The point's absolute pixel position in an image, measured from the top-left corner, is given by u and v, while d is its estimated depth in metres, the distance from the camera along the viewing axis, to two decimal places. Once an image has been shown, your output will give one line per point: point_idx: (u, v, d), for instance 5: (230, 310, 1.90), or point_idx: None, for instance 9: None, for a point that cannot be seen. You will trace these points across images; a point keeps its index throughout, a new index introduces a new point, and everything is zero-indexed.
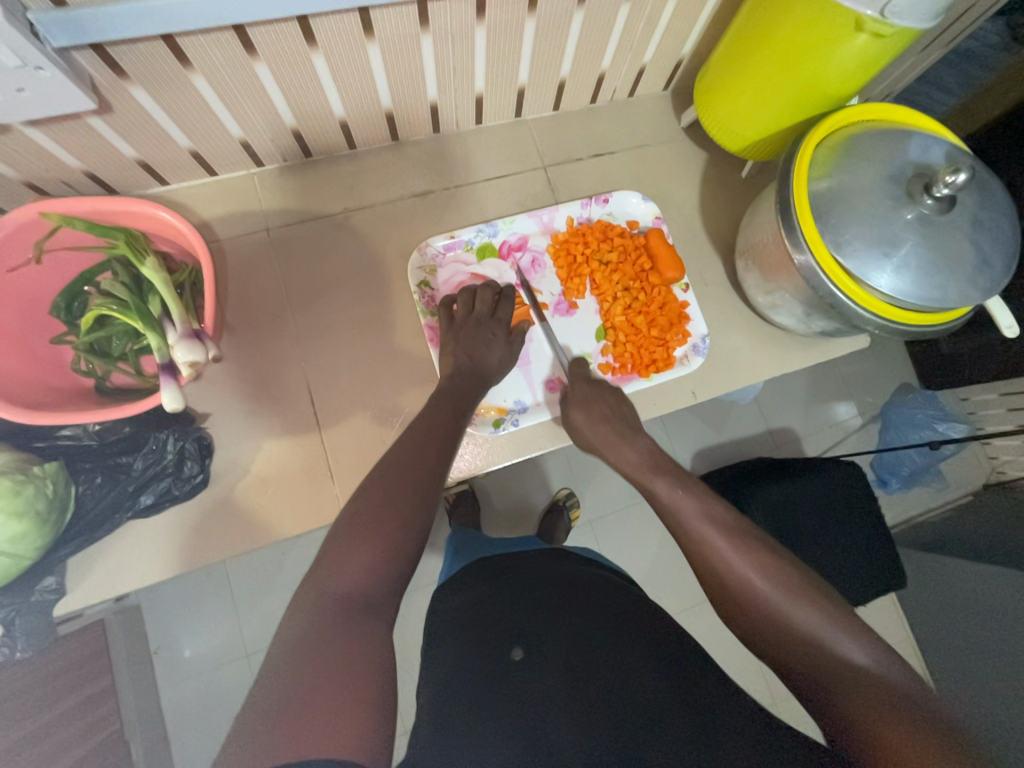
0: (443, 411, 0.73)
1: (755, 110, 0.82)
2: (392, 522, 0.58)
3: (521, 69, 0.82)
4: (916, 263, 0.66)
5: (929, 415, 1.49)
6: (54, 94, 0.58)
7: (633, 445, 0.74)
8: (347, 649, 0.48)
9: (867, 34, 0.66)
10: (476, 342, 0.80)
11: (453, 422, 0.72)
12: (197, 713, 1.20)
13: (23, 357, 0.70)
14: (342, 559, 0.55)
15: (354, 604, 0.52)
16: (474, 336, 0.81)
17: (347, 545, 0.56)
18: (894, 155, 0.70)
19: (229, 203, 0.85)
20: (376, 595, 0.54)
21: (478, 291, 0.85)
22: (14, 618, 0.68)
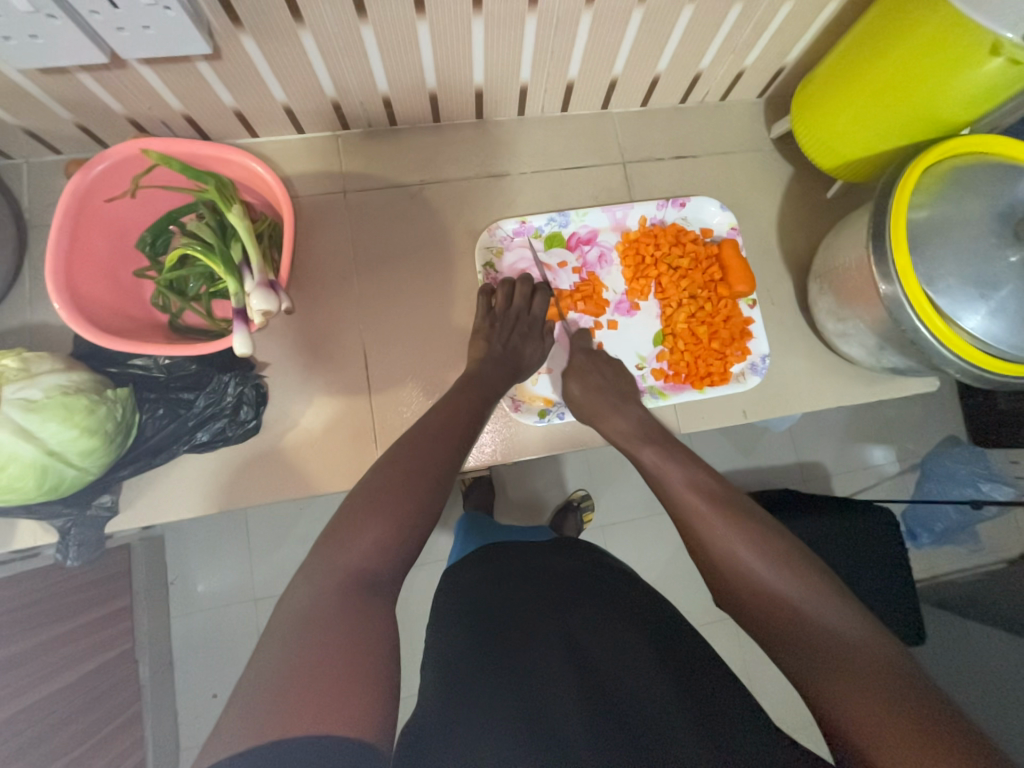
0: (472, 397, 0.73)
1: (855, 130, 0.78)
2: (398, 507, 0.58)
3: (618, 60, 0.80)
4: (1013, 308, 0.63)
5: (973, 472, 1.41)
6: (174, 36, 0.60)
7: (626, 416, 0.78)
8: (371, 639, 0.49)
9: (1002, 59, 0.62)
10: (514, 332, 0.81)
11: (477, 407, 0.73)
12: (202, 647, 1.26)
13: (108, 285, 0.73)
14: (346, 541, 0.55)
15: (361, 583, 0.53)
16: (512, 328, 0.82)
17: (350, 529, 0.56)
18: (1005, 192, 0.66)
19: (312, 161, 0.87)
20: (383, 573, 0.55)
21: (515, 283, 0.85)
22: (70, 527, 0.72)
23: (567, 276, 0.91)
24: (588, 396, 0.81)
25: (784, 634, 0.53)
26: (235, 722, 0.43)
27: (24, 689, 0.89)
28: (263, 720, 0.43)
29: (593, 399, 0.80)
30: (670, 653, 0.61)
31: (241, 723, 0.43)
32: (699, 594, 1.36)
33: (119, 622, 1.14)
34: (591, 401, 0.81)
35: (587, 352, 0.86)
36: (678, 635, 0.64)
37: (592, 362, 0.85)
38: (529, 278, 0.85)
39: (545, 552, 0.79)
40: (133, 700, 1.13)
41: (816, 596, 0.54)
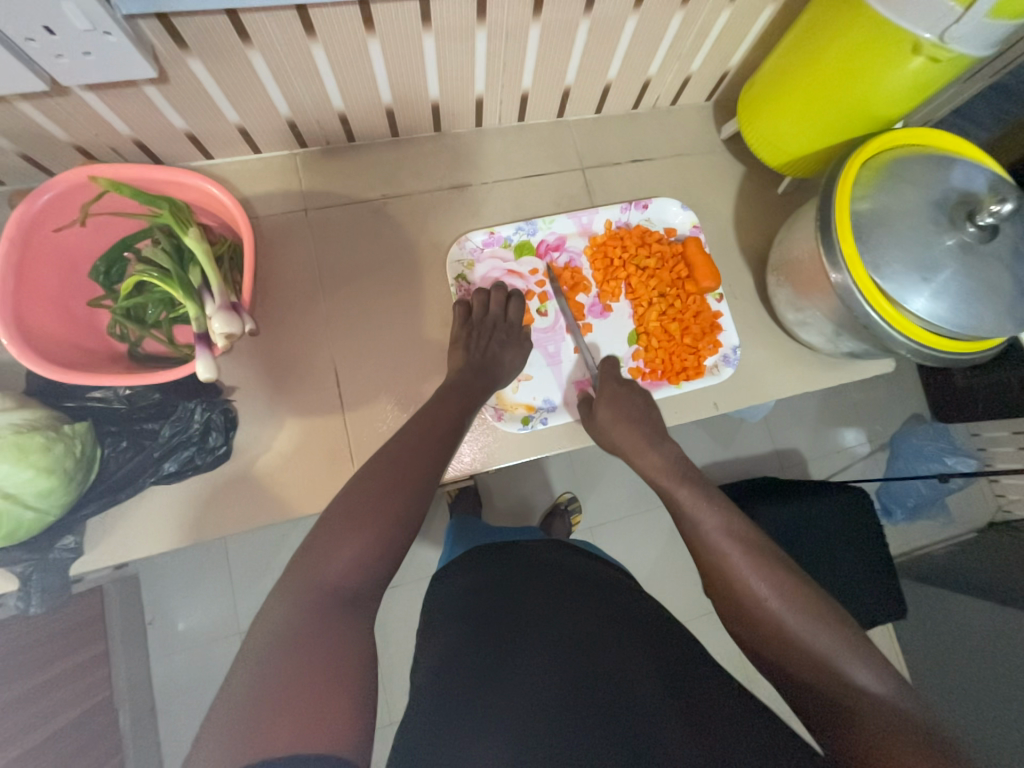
0: (453, 406, 0.73)
1: (798, 127, 0.82)
2: (381, 522, 0.57)
3: (569, 70, 0.82)
4: (954, 289, 0.66)
5: (938, 448, 1.50)
6: (116, 61, 0.59)
7: (662, 451, 0.73)
8: (349, 661, 0.49)
9: (923, 58, 0.66)
10: (492, 340, 0.82)
11: (457, 417, 0.72)
12: (186, 688, 1.21)
13: (60, 317, 0.71)
14: (327, 554, 0.54)
15: (341, 601, 0.52)
16: (488, 336, 0.82)
17: (329, 543, 0.55)
18: (938, 181, 0.70)
19: (272, 180, 0.86)
20: (364, 588, 0.54)
21: (491, 291, 0.86)
22: (31, 574, 0.69)
23: (539, 282, 0.92)
24: (620, 431, 0.76)
25: (817, 699, 0.52)
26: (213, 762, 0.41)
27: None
28: (241, 738, 0.42)
29: (626, 434, 0.76)
30: (657, 651, 0.61)
31: (221, 763, 0.41)
32: (689, 587, 1.37)
33: (93, 670, 1.08)
34: (622, 434, 0.77)
35: (620, 381, 0.82)
36: (667, 634, 0.65)
37: (625, 390, 0.80)
38: (503, 286, 0.86)
39: (531, 555, 0.79)
40: (113, 750, 1.08)
41: (845, 652, 0.53)
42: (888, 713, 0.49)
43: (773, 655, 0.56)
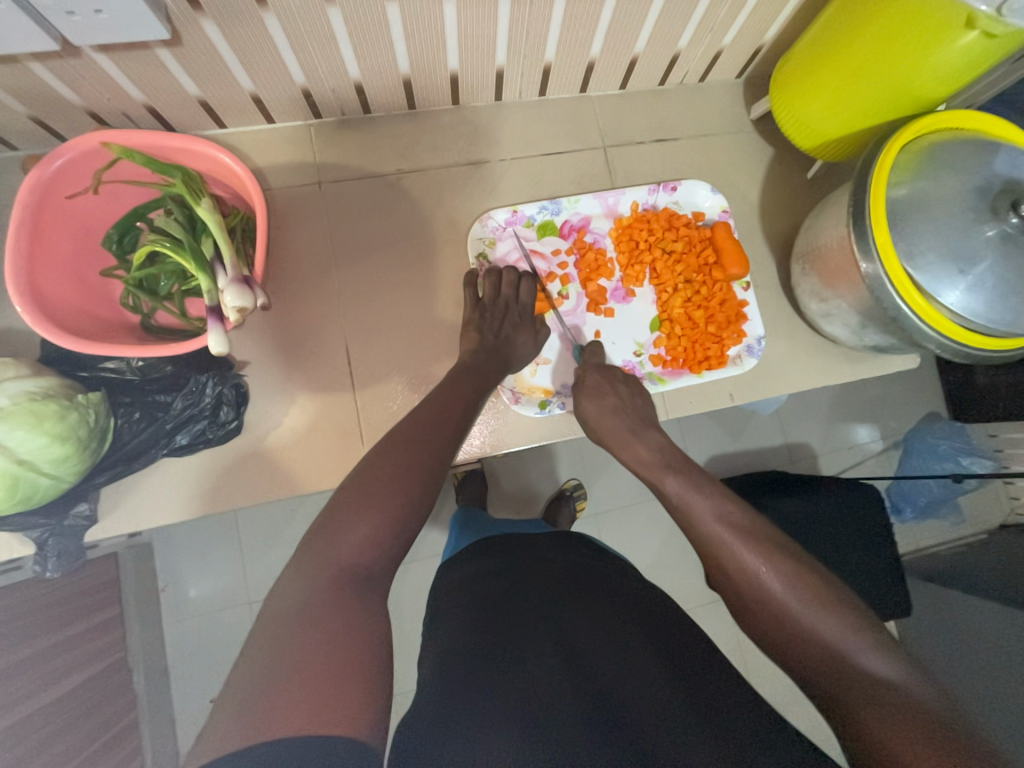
0: (464, 389, 0.72)
1: (835, 108, 0.78)
2: (392, 503, 0.57)
3: (595, 42, 0.79)
4: (991, 282, 0.63)
5: (954, 447, 1.46)
6: (129, 21, 0.57)
7: (645, 441, 0.74)
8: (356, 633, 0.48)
9: (977, 32, 0.61)
10: (505, 323, 0.81)
11: (470, 399, 0.72)
12: (197, 652, 1.24)
13: (74, 286, 0.70)
14: (339, 531, 0.55)
15: (350, 578, 0.52)
16: (501, 320, 0.81)
17: (342, 519, 0.55)
18: (983, 167, 0.66)
19: (285, 152, 0.84)
20: (372, 571, 0.54)
21: (502, 274, 0.84)
22: (47, 538, 0.70)
23: (560, 264, 0.90)
24: (607, 422, 0.77)
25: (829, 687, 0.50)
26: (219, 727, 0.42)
27: (11, 706, 0.86)
28: (249, 721, 0.41)
29: (611, 426, 0.76)
30: (668, 648, 0.61)
31: (227, 728, 0.41)
32: (693, 577, 1.37)
33: (109, 632, 1.12)
34: (607, 425, 0.77)
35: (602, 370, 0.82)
36: (678, 634, 0.64)
37: (608, 380, 0.80)
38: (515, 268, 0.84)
39: (540, 551, 0.78)
40: (129, 708, 1.11)
41: (851, 641, 0.51)
42: (902, 699, 0.47)
43: (782, 650, 0.54)
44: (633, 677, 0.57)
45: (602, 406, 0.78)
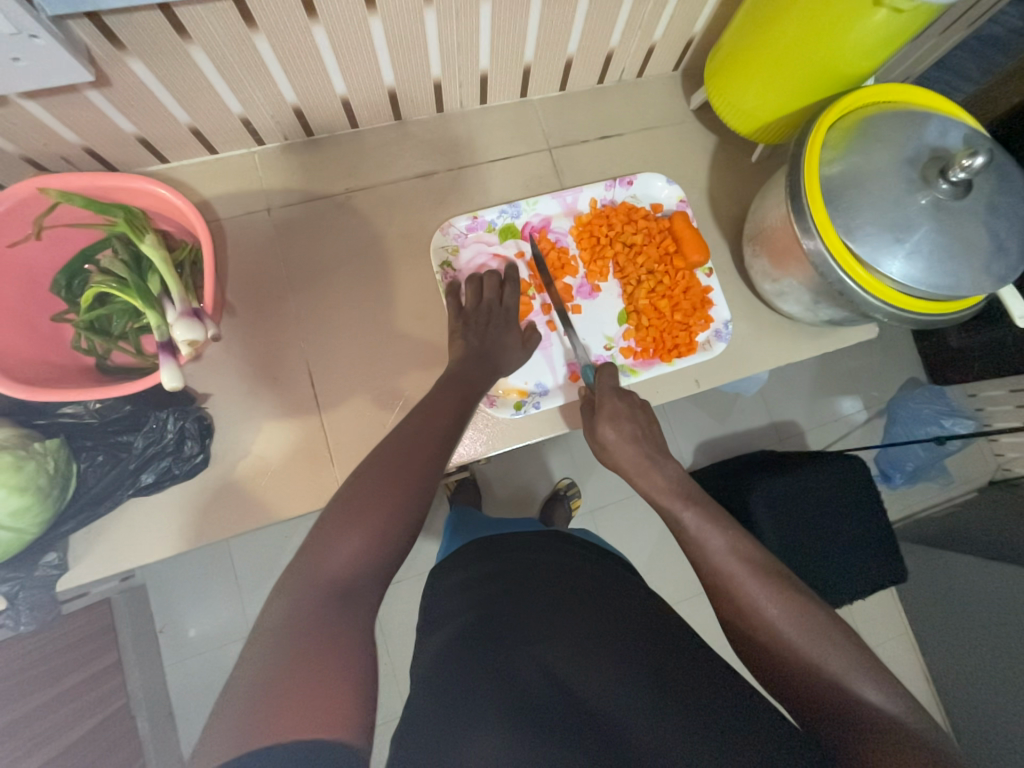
0: (453, 399, 0.72)
1: (767, 91, 0.79)
2: (381, 513, 0.57)
3: (528, 47, 0.80)
4: (928, 249, 0.65)
5: (936, 411, 1.48)
6: (51, 66, 0.57)
7: (665, 472, 0.72)
8: (341, 645, 0.48)
9: (886, 9, 0.63)
10: (489, 327, 0.81)
11: (457, 407, 0.71)
12: (203, 691, 1.23)
13: (23, 335, 0.70)
14: (321, 548, 0.54)
15: (335, 594, 0.51)
16: (484, 324, 0.81)
17: (327, 537, 0.54)
18: (911, 138, 0.68)
19: (231, 181, 0.84)
20: (359, 582, 0.53)
21: (483, 278, 0.85)
22: (18, 592, 0.69)
23: (523, 266, 0.90)
24: (624, 450, 0.74)
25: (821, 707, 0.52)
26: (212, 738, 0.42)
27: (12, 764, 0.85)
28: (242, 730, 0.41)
29: (630, 455, 0.73)
30: (663, 644, 0.61)
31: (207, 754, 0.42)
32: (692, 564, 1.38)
33: (109, 680, 1.10)
34: (625, 453, 0.74)
35: (623, 396, 0.78)
36: (670, 630, 0.64)
37: (628, 406, 0.76)
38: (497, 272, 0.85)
39: (528, 555, 0.78)
40: (139, 752, 1.09)
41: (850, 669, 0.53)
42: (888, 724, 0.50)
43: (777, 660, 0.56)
44: (620, 673, 0.57)
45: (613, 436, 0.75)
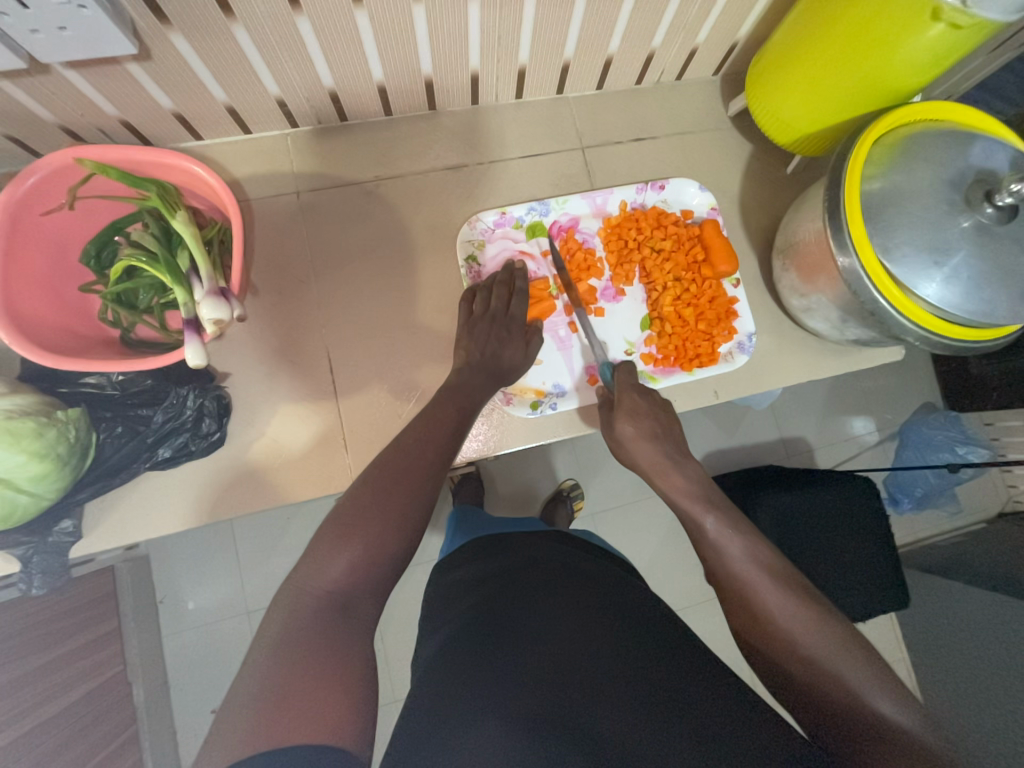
0: (448, 409, 0.71)
1: (810, 102, 0.78)
2: (376, 523, 0.57)
3: (568, 43, 0.79)
4: (966, 274, 0.63)
5: (949, 438, 1.44)
6: (95, 36, 0.57)
7: (685, 474, 0.73)
8: (348, 647, 0.49)
9: (943, 24, 0.61)
10: (491, 338, 0.79)
11: (458, 417, 0.71)
12: (198, 665, 1.24)
13: (52, 303, 0.70)
14: (326, 557, 0.54)
15: (342, 601, 0.52)
16: (488, 334, 0.79)
17: (340, 538, 0.55)
18: (957, 159, 0.66)
19: (262, 162, 0.84)
20: (357, 591, 0.53)
21: (493, 283, 0.83)
22: (31, 556, 0.70)
23: (547, 266, 0.89)
24: (643, 449, 0.74)
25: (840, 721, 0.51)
26: (228, 732, 0.43)
27: (14, 721, 0.87)
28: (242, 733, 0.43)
29: (649, 455, 0.73)
30: (669, 651, 0.60)
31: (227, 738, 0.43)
32: (693, 575, 1.37)
33: (109, 646, 1.11)
34: (644, 452, 0.74)
35: (641, 394, 0.79)
36: (675, 638, 0.63)
37: (648, 405, 0.77)
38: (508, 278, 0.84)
39: (535, 552, 0.78)
40: (131, 722, 1.11)
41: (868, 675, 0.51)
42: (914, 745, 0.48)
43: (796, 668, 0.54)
44: (626, 678, 0.57)
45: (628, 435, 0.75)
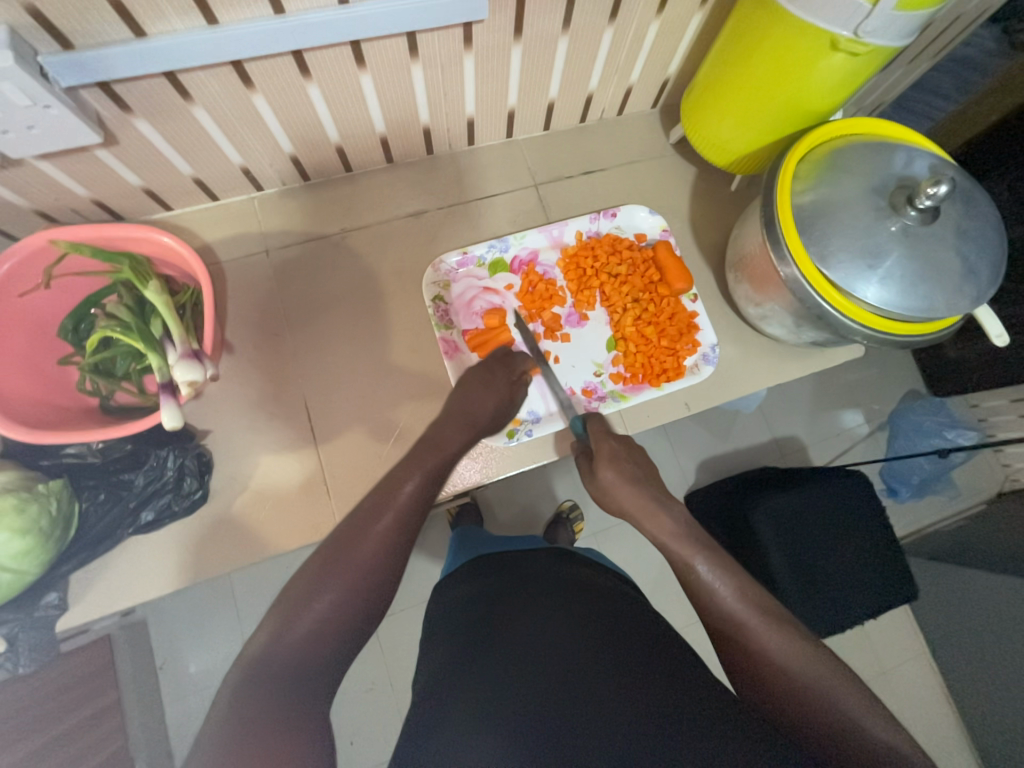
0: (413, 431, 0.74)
1: (739, 127, 0.83)
2: (358, 563, 0.60)
3: (511, 93, 0.84)
4: (900, 273, 0.67)
5: (937, 422, 1.48)
6: (62, 130, 0.61)
7: (673, 516, 0.71)
8: (306, 713, 0.52)
9: (844, 53, 0.67)
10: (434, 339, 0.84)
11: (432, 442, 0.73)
12: (201, 733, 1.20)
13: (31, 379, 0.72)
14: (296, 612, 0.56)
15: (304, 665, 0.54)
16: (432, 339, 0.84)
17: (308, 593, 0.57)
18: (878, 169, 0.71)
19: (232, 225, 0.88)
20: (344, 628, 0.57)
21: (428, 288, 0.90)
22: (17, 633, 0.70)
23: (511, 299, 0.93)
24: (625, 493, 0.73)
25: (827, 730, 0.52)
26: None
27: None
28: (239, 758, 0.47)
29: (634, 499, 0.72)
30: (665, 659, 0.61)
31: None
32: None
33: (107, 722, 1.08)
34: (627, 496, 0.73)
35: (617, 439, 0.79)
36: (671, 646, 0.64)
37: (625, 449, 0.77)
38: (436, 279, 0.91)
39: (531, 569, 0.79)
40: None
41: None
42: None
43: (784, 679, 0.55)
44: (622, 688, 0.57)
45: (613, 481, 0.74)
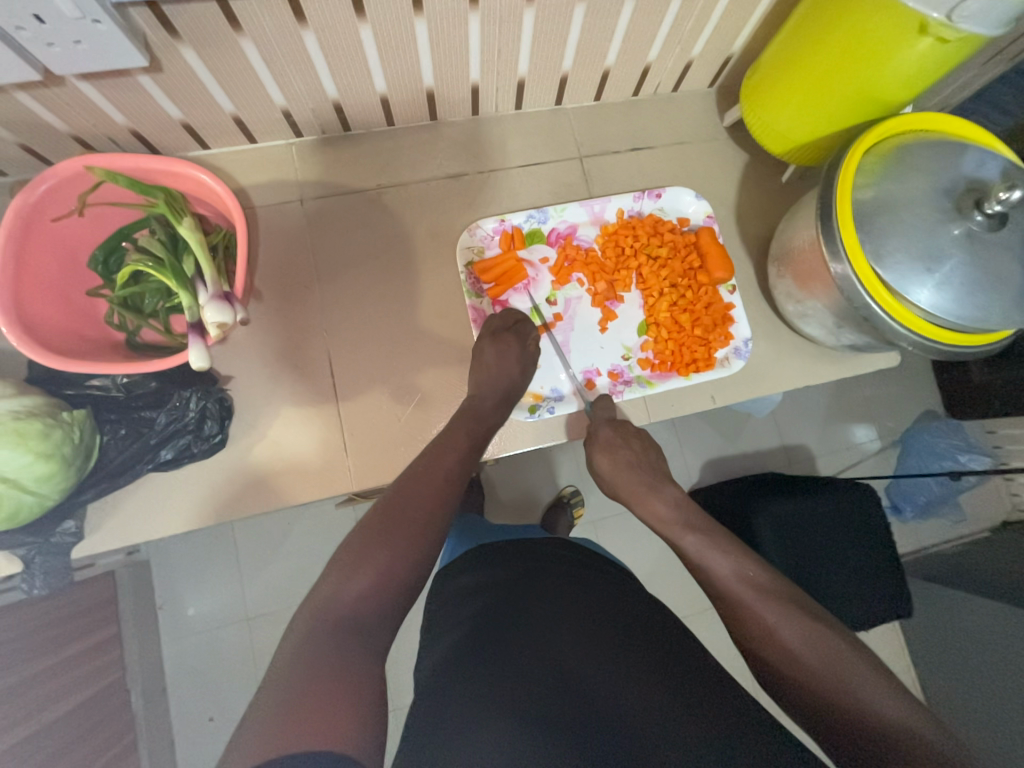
0: (459, 430, 0.73)
1: (803, 113, 0.79)
2: (399, 541, 0.59)
3: (566, 56, 0.81)
4: (958, 280, 0.64)
5: (952, 445, 1.44)
6: (107, 49, 0.59)
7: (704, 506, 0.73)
8: (358, 665, 0.50)
9: (931, 38, 0.63)
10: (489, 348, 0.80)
11: (467, 435, 0.72)
12: (196, 673, 1.23)
13: (60, 306, 0.72)
14: (344, 577, 0.56)
15: (356, 626, 0.53)
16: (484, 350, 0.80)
17: (356, 562, 0.57)
18: (946, 168, 0.67)
19: (268, 171, 0.86)
20: (373, 614, 0.54)
21: (468, 263, 0.88)
22: (34, 556, 0.71)
23: (545, 270, 0.91)
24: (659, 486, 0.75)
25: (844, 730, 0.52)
26: (247, 739, 0.44)
27: (22, 721, 0.89)
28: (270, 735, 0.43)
29: (636, 478, 0.76)
30: (672, 657, 0.61)
31: (256, 736, 0.44)
32: (694, 583, 1.37)
33: (107, 652, 1.11)
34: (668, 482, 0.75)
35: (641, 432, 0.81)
36: (677, 645, 0.64)
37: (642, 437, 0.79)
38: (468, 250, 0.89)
39: (539, 552, 0.79)
40: (128, 730, 1.10)
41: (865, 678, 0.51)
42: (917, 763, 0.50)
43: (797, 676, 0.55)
44: (628, 685, 0.57)
45: (638, 478, 0.77)
